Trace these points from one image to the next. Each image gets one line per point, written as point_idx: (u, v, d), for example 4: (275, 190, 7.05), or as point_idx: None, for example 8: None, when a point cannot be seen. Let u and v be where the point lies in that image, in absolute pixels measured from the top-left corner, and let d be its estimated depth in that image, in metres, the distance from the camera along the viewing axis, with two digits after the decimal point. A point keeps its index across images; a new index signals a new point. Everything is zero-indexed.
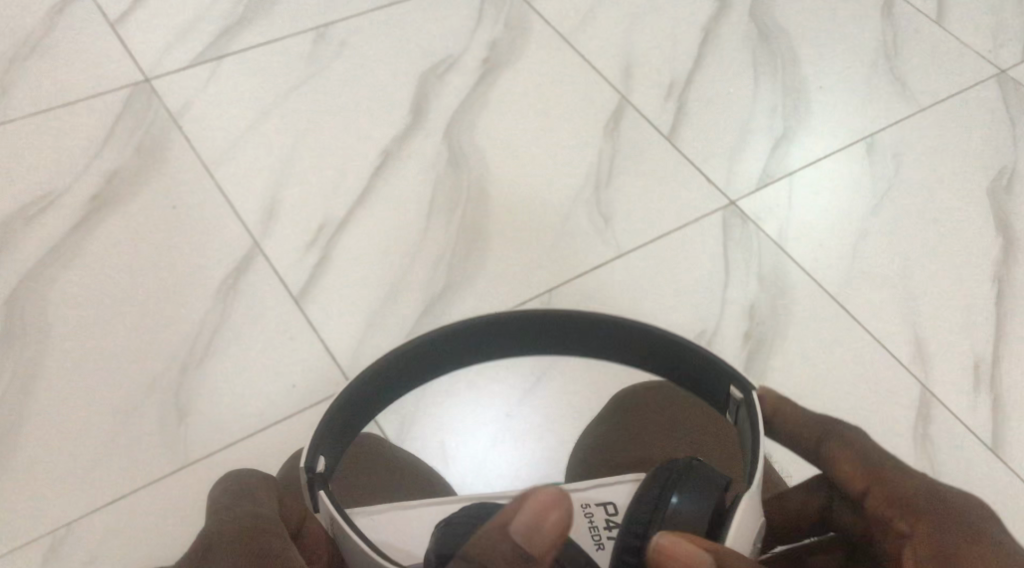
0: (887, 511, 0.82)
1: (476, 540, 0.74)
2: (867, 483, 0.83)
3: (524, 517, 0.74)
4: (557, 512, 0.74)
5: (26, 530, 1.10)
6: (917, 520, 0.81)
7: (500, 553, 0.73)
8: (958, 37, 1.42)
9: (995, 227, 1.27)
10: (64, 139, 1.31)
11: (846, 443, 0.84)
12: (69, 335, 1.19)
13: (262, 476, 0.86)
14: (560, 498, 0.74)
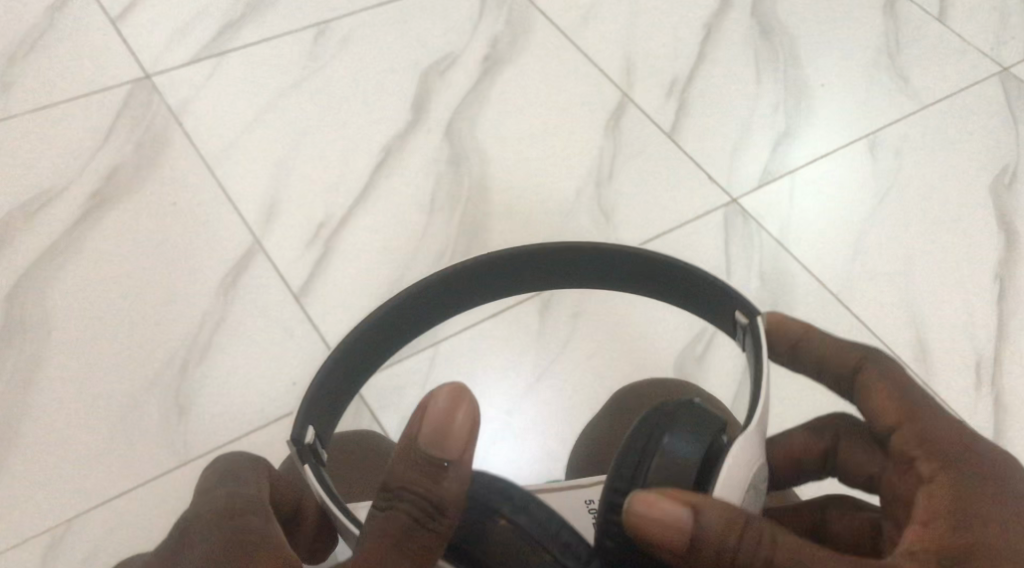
0: (913, 448, 0.83)
1: (397, 459, 0.80)
2: (898, 419, 0.84)
3: (427, 420, 0.79)
4: (454, 408, 0.79)
5: (27, 527, 1.10)
6: (941, 463, 0.82)
7: (417, 463, 0.79)
8: (961, 34, 1.42)
9: (997, 225, 1.26)
10: (64, 136, 1.31)
11: (885, 376, 0.86)
12: (70, 332, 1.19)
13: (255, 460, 0.92)
14: (455, 395, 0.79)
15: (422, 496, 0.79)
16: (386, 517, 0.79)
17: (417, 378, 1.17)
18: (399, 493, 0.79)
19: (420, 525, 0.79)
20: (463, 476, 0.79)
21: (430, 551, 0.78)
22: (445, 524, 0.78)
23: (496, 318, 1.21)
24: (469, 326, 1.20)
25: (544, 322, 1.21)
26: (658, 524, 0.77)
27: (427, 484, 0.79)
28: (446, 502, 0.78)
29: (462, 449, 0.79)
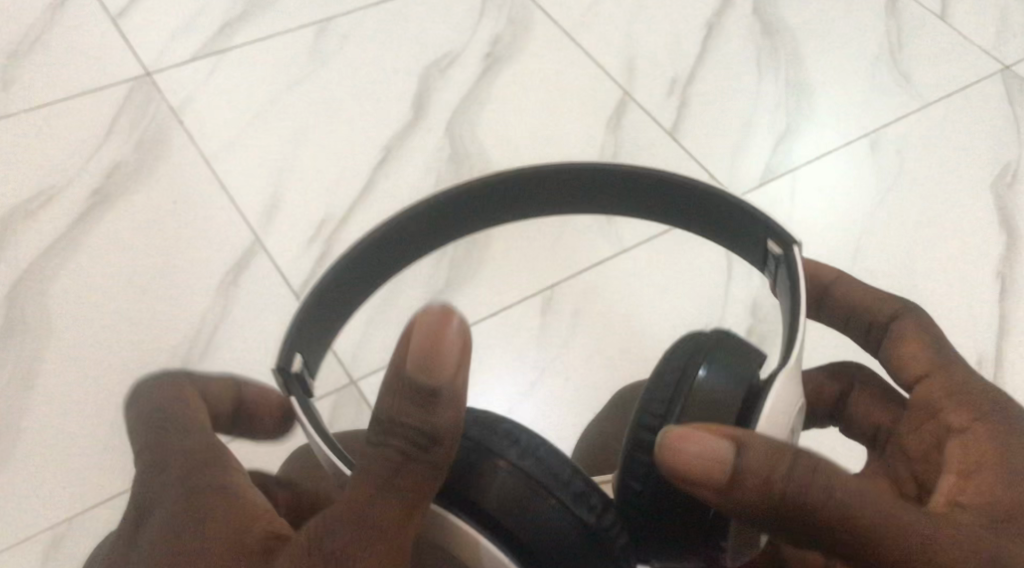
0: (942, 399, 0.88)
1: (387, 389, 0.75)
2: (925, 369, 0.89)
3: (417, 346, 0.73)
4: (443, 332, 0.73)
5: (27, 524, 1.10)
6: (973, 415, 0.86)
7: (407, 391, 0.75)
8: (963, 32, 1.41)
9: (999, 223, 1.26)
10: (65, 133, 1.31)
11: (920, 330, 0.90)
12: (70, 329, 1.19)
13: (178, 402, 0.88)
14: (445, 317, 0.73)
15: (414, 426, 0.75)
16: (379, 452, 0.76)
17: None
18: (393, 425, 0.75)
19: (411, 457, 0.76)
20: (458, 399, 0.75)
21: (426, 482, 0.76)
22: (441, 452, 0.76)
23: (497, 316, 1.20)
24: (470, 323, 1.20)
25: (546, 318, 1.21)
26: (695, 457, 0.75)
27: (421, 414, 0.75)
28: (440, 430, 0.75)
29: (453, 373, 0.74)
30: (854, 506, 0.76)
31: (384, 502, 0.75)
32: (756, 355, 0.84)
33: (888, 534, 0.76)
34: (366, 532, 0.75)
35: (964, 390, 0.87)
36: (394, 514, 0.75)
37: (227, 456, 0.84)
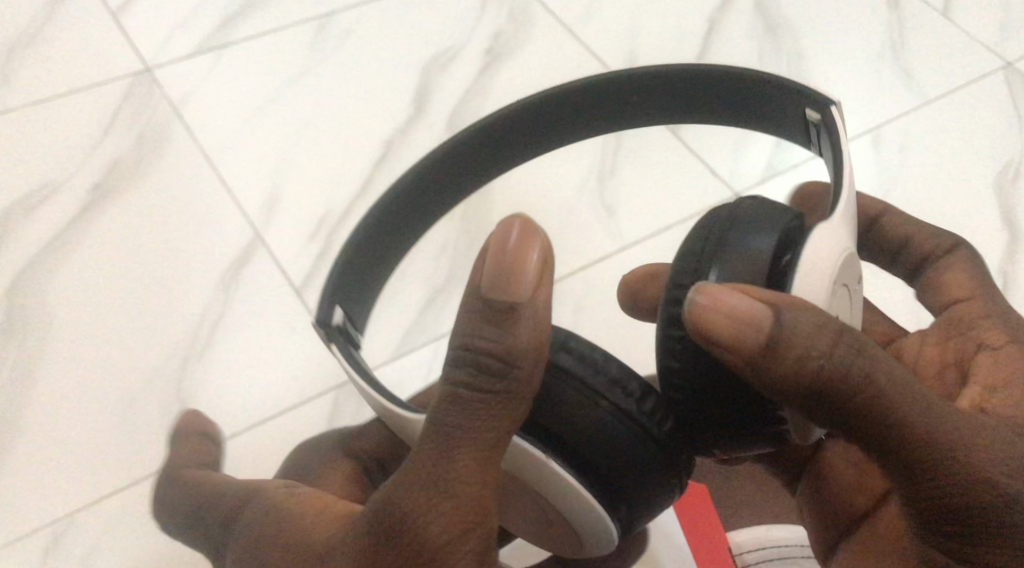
0: (977, 317, 0.90)
1: (463, 312, 0.75)
2: (966, 293, 0.92)
3: (497, 260, 0.73)
4: (523, 249, 0.73)
5: (27, 520, 1.09)
6: (1009, 338, 0.88)
7: (486, 313, 0.74)
8: (965, 29, 1.41)
9: (1002, 220, 1.26)
10: (64, 127, 1.30)
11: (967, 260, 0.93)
12: (69, 325, 1.18)
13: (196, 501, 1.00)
14: (524, 232, 0.74)
15: (494, 353, 0.74)
16: (452, 381, 0.75)
17: (420, 372, 1.16)
18: (466, 354, 0.75)
19: (494, 393, 0.75)
20: (538, 319, 0.74)
21: (507, 411, 0.75)
22: (518, 378, 0.75)
23: None
24: None
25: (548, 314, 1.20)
26: (730, 315, 0.76)
27: (499, 336, 0.74)
28: (519, 353, 0.74)
29: (533, 288, 0.73)
30: (886, 396, 0.76)
31: (465, 453, 0.75)
32: (791, 214, 0.84)
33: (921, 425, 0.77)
34: (442, 476, 0.75)
35: (1000, 314, 0.90)
36: (467, 451, 0.75)
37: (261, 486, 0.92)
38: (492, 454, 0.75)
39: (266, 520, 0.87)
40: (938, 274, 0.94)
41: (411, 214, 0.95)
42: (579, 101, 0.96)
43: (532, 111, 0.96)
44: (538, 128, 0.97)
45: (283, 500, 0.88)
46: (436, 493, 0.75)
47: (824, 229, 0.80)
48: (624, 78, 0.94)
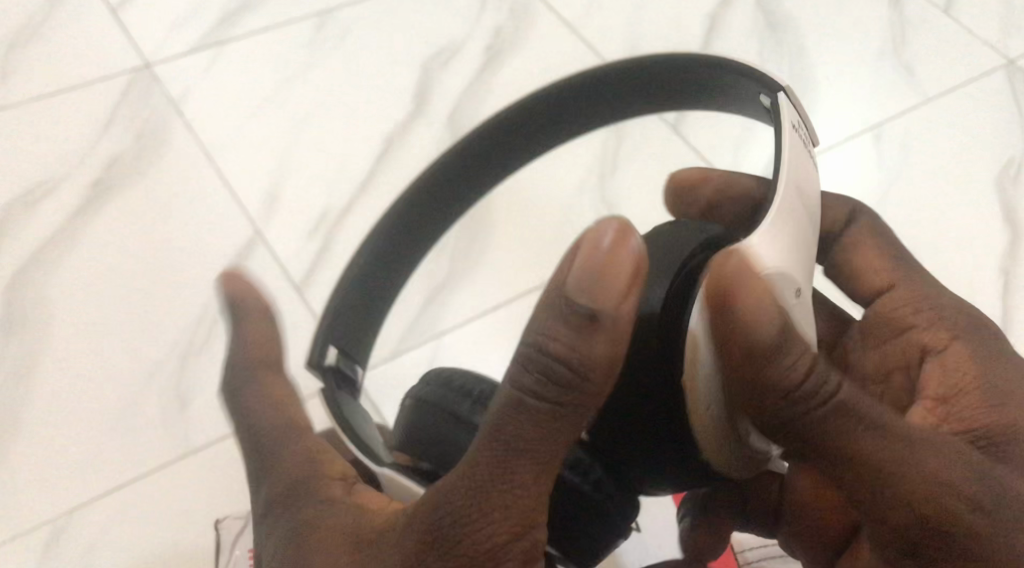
0: (908, 313, 0.86)
1: (537, 311, 0.68)
2: (890, 281, 0.88)
3: (588, 261, 0.67)
4: (618, 251, 0.67)
5: (27, 517, 1.09)
6: (951, 332, 0.85)
7: (569, 315, 0.67)
8: (966, 26, 1.41)
9: (1003, 217, 1.26)
10: (65, 123, 1.30)
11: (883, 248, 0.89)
12: (70, 321, 1.18)
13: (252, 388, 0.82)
14: (621, 235, 0.67)
15: (568, 362, 0.67)
16: (516, 385, 0.68)
17: (420, 369, 1.16)
18: (541, 357, 0.67)
19: (561, 408, 0.68)
20: (622, 331, 0.67)
21: (564, 434, 0.69)
22: (590, 390, 0.68)
23: (500, 311, 1.20)
24: (472, 318, 1.19)
25: None
26: (744, 305, 0.73)
27: (573, 344, 0.67)
28: (598, 366, 0.67)
29: (622, 297, 0.67)
30: (877, 427, 0.73)
31: (521, 466, 0.69)
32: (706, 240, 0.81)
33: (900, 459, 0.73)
34: (497, 492, 0.69)
35: (929, 303, 0.86)
36: (525, 469, 0.69)
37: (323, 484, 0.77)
38: (542, 473, 0.69)
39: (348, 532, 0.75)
40: (845, 258, 0.90)
41: (424, 222, 0.90)
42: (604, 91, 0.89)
43: (531, 114, 0.90)
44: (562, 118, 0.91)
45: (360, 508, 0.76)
46: (483, 512, 0.69)
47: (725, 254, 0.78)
48: (624, 70, 0.88)
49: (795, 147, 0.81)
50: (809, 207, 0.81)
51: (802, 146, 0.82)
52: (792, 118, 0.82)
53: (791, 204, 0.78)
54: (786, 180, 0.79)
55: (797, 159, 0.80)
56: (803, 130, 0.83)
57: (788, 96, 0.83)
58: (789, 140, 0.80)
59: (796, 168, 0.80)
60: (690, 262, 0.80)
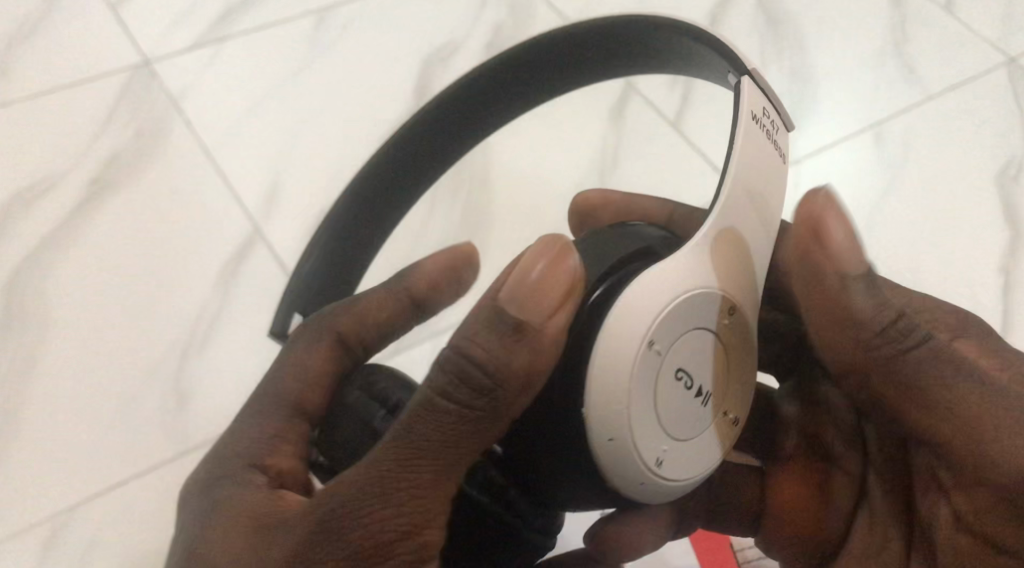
0: None
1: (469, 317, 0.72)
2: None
3: (521, 277, 0.71)
4: (554, 268, 0.71)
5: (26, 515, 1.10)
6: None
7: (496, 325, 0.71)
8: (968, 24, 1.40)
9: (1004, 216, 1.25)
10: (65, 122, 1.30)
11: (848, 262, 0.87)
12: (68, 320, 1.18)
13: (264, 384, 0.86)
14: (555, 255, 0.71)
15: (484, 369, 0.71)
16: (433, 387, 0.72)
17: (418, 368, 1.16)
18: (457, 362, 0.71)
19: (470, 413, 0.71)
20: (543, 347, 0.71)
21: (472, 443, 0.72)
22: (504, 400, 0.71)
23: None
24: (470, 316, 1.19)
25: None
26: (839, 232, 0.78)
27: (493, 355, 0.70)
28: (514, 378, 0.71)
29: (548, 315, 0.71)
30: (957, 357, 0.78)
31: (422, 467, 0.72)
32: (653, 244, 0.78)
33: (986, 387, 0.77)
34: (397, 488, 0.72)
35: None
36: (427, 469, 0.72)
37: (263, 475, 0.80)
38: (446, 478, 0.72)
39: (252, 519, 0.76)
40: None
41: (390, 195, 0.98)
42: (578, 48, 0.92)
43: (484, 93, 0.95)
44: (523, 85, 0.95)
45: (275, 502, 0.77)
46: (381, 506, 0.72)
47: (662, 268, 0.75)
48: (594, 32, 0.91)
49: (753, 137, 0.79)
50: (761, 205, 0.79)
51: (763, 133, 0.80)
52: (758, 103, 0.80)
53: (736, 204, 0.77)
54: (733, 177, 0.77)
55: (756, 150, 0.79)
56: (770, 115, 0.81)
57: (753, 80, 0.81)
58: (744, 132, 0.78)
59: (754, 164, 0.78)
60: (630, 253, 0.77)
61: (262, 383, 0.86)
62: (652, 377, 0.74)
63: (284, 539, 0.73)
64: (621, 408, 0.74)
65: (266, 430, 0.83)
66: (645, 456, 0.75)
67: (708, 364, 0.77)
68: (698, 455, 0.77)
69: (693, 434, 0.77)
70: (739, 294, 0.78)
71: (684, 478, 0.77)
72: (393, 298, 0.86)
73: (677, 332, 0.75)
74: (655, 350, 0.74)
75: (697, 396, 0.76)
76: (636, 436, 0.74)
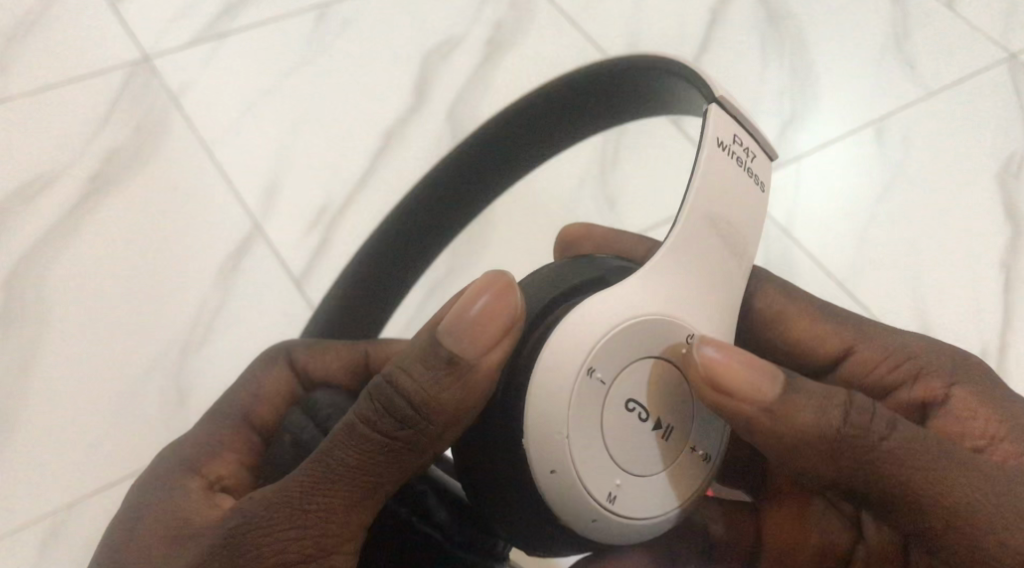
0: (876, 367, 0.85)
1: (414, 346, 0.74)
2: (847, 345, 0.87)
3: (461, 310, 0.72)
4: (498, 304, 0.72)
5: (27, 510, 1.11)
6: (947, 379, 0.83)
7: (431, 357, 0.72)
8: (970, 19, 1.39)
9: (1005, 212, 1.24)
10: (65, 118, 1.31)
11: (825, 312, 0.88)
12: (68, 316, 1.19)
13: (228, 389, 0.87)
14: (501, 290, 0.72)
15: (412, 401, 0.72)
16: (358, 412, 0.73)
17: None
18: (388, 391, 0.73)
19: (391, 444, 0.73)
20: (474, 384, 0.72)
21: (391, 472, 0.73)
22: (428, 435, 0.73)
23: None
24: None
25: None
26: (734, 374, 0.73)
27: (421, 385, 0.72)
28: (441, 413, 0.72)
29: (483, 352, 0.72)
30: (921, 448, 0.73)
31: (335, 487, 0.73)
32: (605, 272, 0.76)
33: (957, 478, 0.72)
34: (311, 505, 0.72)
35: (905, 352, 0.85)
36: (343, 491, 0.73)
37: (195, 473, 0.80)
38: (360, 505, 0.73)
39: (172, 513, 0.77)
40: None
41: (415, 241, 1.00)
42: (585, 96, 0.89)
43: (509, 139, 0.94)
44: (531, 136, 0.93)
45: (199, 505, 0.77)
46: (292, 521, 0.72)
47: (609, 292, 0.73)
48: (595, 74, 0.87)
49: (714, 164, 0.77)
50: (724, 232, 0.77)
51: (731, 160, 0.78)
52: (727, 131, 0.78)
53: (691, 228, 0.75)
54: (692, 204, 0.76)
55: (717, 179, 0.77)
56: (742, 142, 0.79)
57: (720, 106, 0.79)
58: (704, 159, 0.77)
59: (714, 190, 0.76)
60: (583, 281, 0.76)
61: (218, 400, 0.87)
62: (596, 406, 0.72)
63: (194, 543, 0.74)
64: (559, 439, 0.72)
65: (213, 437, 0.83)
66: (593, 490, 0.72)
67: (664, 396, 0.74)
68: (659, 492, 0.74)
69: (650, 468, 0.74)
70: (701, 325, 0.75)
71: (644, 515, 0.74)
72: (351, 351, 0.89)
73: (623, 361, 0.73)
74: (596, 378, 0.72)
75: (654, 428, 0.74)
76: (580, 470, 0.72)
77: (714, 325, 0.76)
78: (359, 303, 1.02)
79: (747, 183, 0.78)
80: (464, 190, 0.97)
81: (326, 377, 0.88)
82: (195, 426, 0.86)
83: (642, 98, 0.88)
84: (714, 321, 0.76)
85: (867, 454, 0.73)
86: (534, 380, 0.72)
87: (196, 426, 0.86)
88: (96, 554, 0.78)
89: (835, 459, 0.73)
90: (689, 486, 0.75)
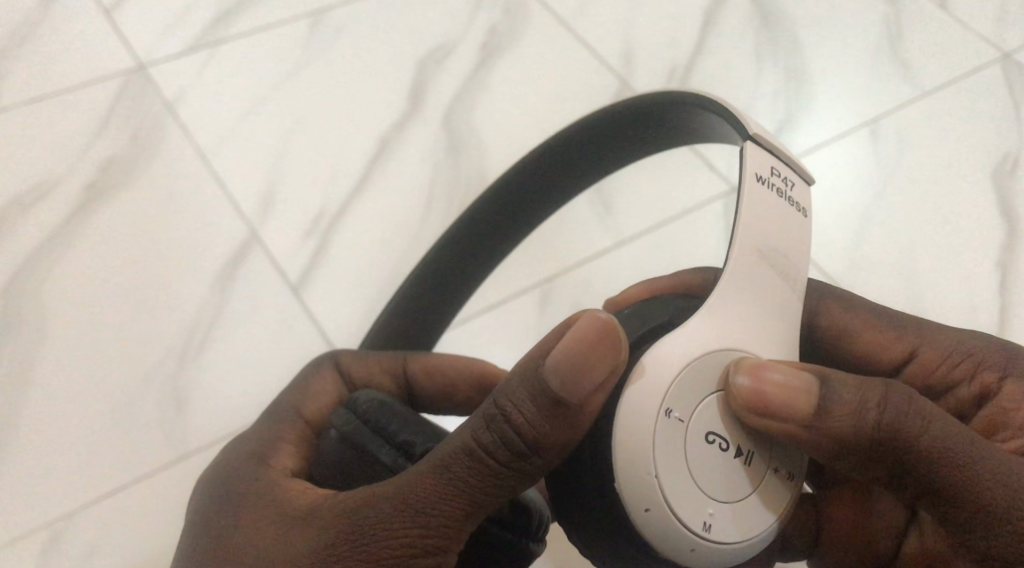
0: (937, 369, 0.85)
1: (518, 378, 0.72)
2: (909, 349, 0.86)
3: (572, 347, 0.70)
4: (607, 345, 0.70)
5: (26, 521, 1.09)
6: (1000, 371, 0.84)
7: (538, 391, 0.71)
8: (963, 21, 1.41)
9: (999, 212, 1.25)
10: (61, 127, 1.30)
11: (882, 315, 0.87)
12: (67, 326, 1.18)
13: (289, 387, 0.87)
14: (609, 331, 0.71)
15: (525, 436, 0.71)
16: (470, 436, 0.72)
17: None
18: (501, 422, 0.71)
19: (500, 472, 0.71)
20: (581, 422, 0.71)
21: (502, 491, 0.72)
22: (537, 469, 0.72)
23: (498, 310, 1.20)
24: (470, 317, 1.19)
25: (543, 313, 1.20)
26: (776, 389, 0.72)
27: (533, 420, 0.71)
28: (551, 444, 0.71)
29: (591, 393, 0.71)
30: (953, 444, 0.72)
31: (447, 505, 0.71)
32: (669, 313, 0.76)
33: (984, 474, 0.72)
34: (425, 516, 0.71)
35: (962, 351, 0.85)
36: (456, 507, 0.72)
37: (268, 466, 0.81)
38: (472, 519, 0.72)
39: (257, 504, 0.78)
40: None
41: (469, 254, 1.01)
42: (639, 127, 0.89)
43: (545, 158, 0.94)
44: (569, 167, 0.95)
45: (284, 493, 0.78)
46: (408, 529, 0.72)
47: (673, 335, 0.73)
48: (634, 111, 0.88)
49: (759, 198, 0.76)
50: (780, 265, 0.76)
51: (772, 193, 0.77)
52: (764, 164, 0.77)
53: (746, 263, 0.75)
54: (741, 239, 0.75)
55: (764, 213, 0.76)
56: (780, 172, 0.78)
57: (755, 143, 0.78)
58: (746, 197, 0.76)
59: (764, 223, 0.76)
60: (650, 328, 0.75)
61: (272, 402, 0.87)
62: (677, 443, 0.72)
63: (290, 535, 0.75)
64: (648, 477, 0.71)
65: (272, 432, 0.83)
66: (687, 521, 0.72)
67: (741, 423, 0.74)
68: (752, 517, 0.74)
69: (738, 495, 0.73)
70: (766, 352, 0.75)
71: (740, 538, 0.73)
72: (391, 358, 0.89)
73: (697, 397, 0.73)
74: (674, 418, 0.72)
75: (735, 456, 0.74)
76: (672, 503, 0.72)
77: (779, 354, 0.76)
78: (412, 314, 1.02)
79: (792, 213, 0.78)
80: (502, 220, 1.00)
81: (369, 384, 0.88)
82: (264, 419, 0.85)
83: (684, 131, 0.88)
84: (775, 347, 0.76)
85: (903, 447, 0.72)
86: (617, 427, 0.72)
87: (260, 420, 0.86)
88: (180, 546, 0.80)
89: (870, 456, 0.73)
90: (779, 510, 0.75)
